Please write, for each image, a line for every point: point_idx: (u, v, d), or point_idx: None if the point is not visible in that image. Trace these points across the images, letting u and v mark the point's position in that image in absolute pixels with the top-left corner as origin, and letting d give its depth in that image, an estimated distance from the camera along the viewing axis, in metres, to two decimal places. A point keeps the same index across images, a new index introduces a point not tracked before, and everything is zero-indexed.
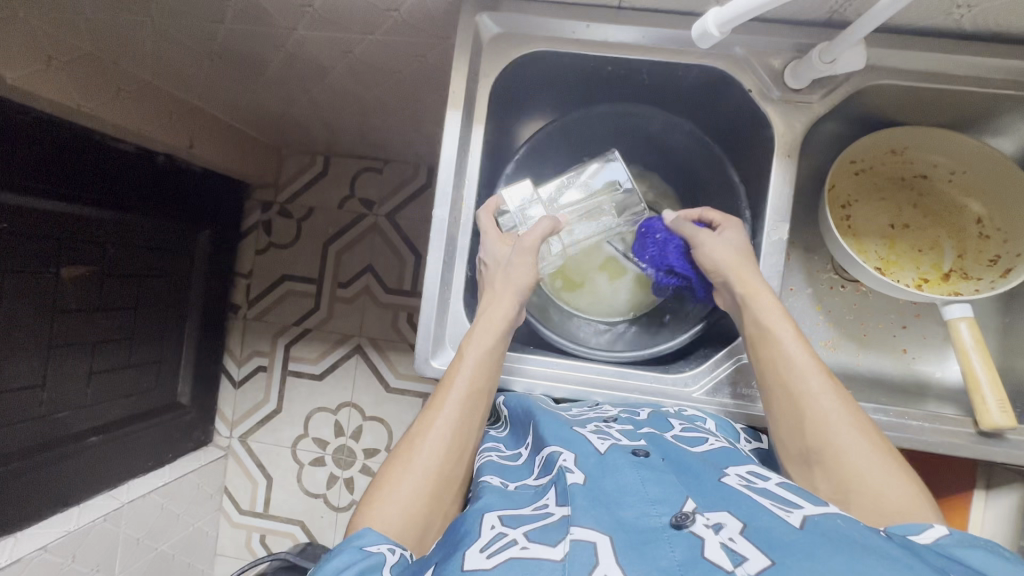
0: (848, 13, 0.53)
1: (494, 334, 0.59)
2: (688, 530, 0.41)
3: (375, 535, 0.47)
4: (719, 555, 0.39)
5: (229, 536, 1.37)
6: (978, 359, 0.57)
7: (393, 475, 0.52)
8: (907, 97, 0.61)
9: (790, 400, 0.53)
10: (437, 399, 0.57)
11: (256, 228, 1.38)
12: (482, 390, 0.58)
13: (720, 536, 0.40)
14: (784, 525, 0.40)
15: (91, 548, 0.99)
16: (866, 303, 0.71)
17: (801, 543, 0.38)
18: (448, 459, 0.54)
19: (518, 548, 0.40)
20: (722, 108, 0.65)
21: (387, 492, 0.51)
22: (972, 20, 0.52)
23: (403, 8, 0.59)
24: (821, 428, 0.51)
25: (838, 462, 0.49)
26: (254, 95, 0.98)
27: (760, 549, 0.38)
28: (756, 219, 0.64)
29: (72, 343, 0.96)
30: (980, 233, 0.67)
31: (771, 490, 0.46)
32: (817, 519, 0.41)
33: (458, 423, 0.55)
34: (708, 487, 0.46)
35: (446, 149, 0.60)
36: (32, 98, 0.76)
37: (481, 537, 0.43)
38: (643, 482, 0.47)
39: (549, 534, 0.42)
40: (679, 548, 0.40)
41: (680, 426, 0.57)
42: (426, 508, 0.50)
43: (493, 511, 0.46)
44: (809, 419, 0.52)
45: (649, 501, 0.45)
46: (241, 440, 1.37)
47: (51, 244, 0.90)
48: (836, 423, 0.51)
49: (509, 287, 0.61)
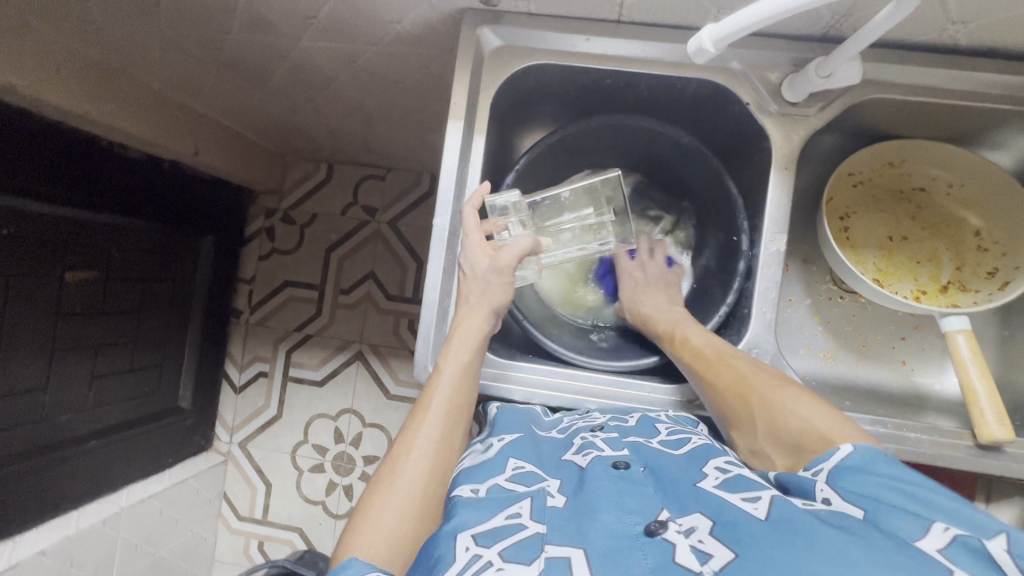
0: (844, 28, 0.54)
1: (471, 349, 0.60)
2: (662, 537, 0.42)
3: (360, 563, 0.45)
4: (689, 557, 0.40)
5: (227, 541, 1.36)
6: (975, 371, 0.57)
7: (377, 500, 0.52)
8: (903, 111, 0.61)
9: (709, 383, 0.58)
10: (416, 419, 0.58)
11: (260, 235, 1.40)
12: (461, 409, 0.59)
13: (691, 539, 0.41)
14: (751, 520, 0.40)
15: (89, 553, 0.99)
16: (865, 314, 0.71)
17: (767, 535, 0.38)
18: (432, 480, 0.54)
19: (494, 570, 0.40)
20: (721, 120, 0.66)
21: (371, 518, 0.51)
22: (967, 36, 0.53)
23: (407, 19, 0.61)
24: (741, 397, 0.55)
25: (766, 419, 0.52)
26: (260, 103, 1.00)
27: (726, 544, 0.39)
28: (754, 230, 0.64)
29: (75, 347, 0.97)
30: (978, 246, 0.67)
31: (744, 477, 0.47)
32: (782, 509, 0.41)
33: (440, 441, 0.57)
34: (682, 493, 0.47)
35: (447, 159, 0.61)
36: (41, 107, 0.77)
37: (456, 562, 0.43)
38: (622, 494, 0.47)
39: (525, 552, 0.42)
40: (651, 554, 0.41)
41: (666, 430, 0.57)
42: (412, 530, 0.51)
43: (464, 530, 0.45)
44: (733, 392, 0.55)
45: (627, 510, 0.45)
46: (241, 445, 1.37)
47: (57, 249, 0.91)
48: (752, 384, 0.54)
49: (479, 305, 0.62)
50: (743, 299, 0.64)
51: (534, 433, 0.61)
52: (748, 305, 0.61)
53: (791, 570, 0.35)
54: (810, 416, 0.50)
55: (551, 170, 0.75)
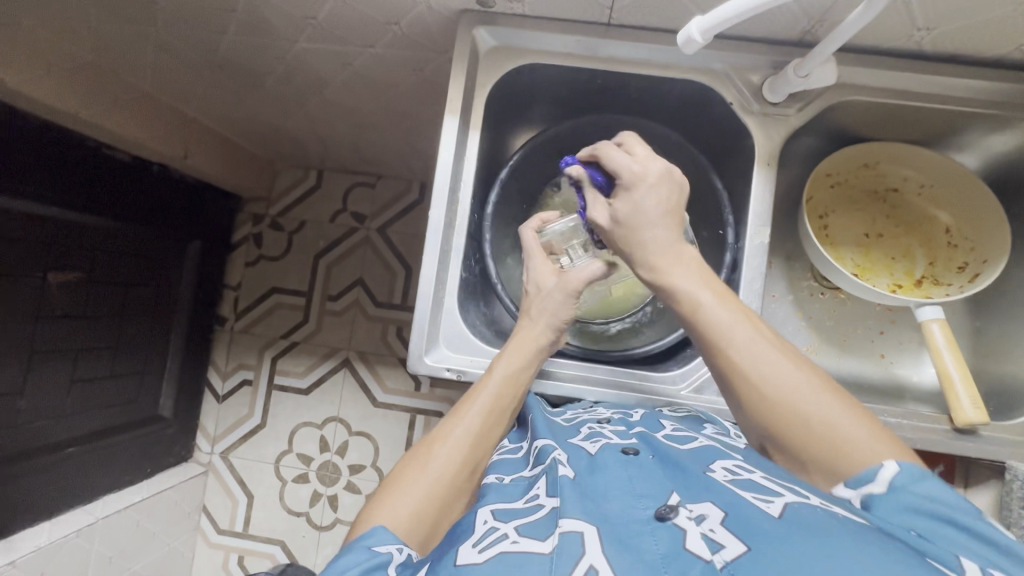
0: (818, 33, 0.58)
1: (523, 354, 0.61)
2: (671, 522, 0.43)
3: (384, 534, 0.47)
4: (699, 545, 0.40)
5: (205, 557, 1.32)
6: (950, 357, 0.60)
7: (407, 474, 0.53)
8: (876, 113, 0.65)
9: (727, 362, 0.48)
10: (461, 407, 0.58)
11: (247, 241, 1.39)
12: (505, 409, 0.59)
13: (701, 527, 0.42)
14: (763, 516, 0.41)
15: (61, 567, 0.95)
16: (845, 310, 0.73)
17: (779, 530, 0.39)
18: (463, 469, 0.54)
19: (508, 542, 0.43)
20: (707, 120, 0.69)
21: (399, 494, 0.51)
22: (932, 43, 0.57)
23: (404, 21, 0.63)
24: (785, 414, 0.45)
25: (796, 421, 0.45)
26: (251, 107, 1.00)
27: (737, 537, 0.40)
28: (739, 224, 0.66)
29: (54, 351, 0.94)
30: (948, 242, 0.70)
31: (753, 481, 0.47)
32: (796, 507, 0.42)
33: (480, 433, 0.57)
34: (693, 480, 0.48)
35: (442, 153, 0.62)
36: (31, 103, 0.77)
37: (473, 533, 0.46)
38: (630, 479, 0.49)
39: (539, 529, 0.44)
40: (662, 541, 0.42)
41: (671, 426, 0.59)
42: (436, 510, 0.50)
43: (486, 508, 0.49)
44: (775, 405, 0.46)
45: (636, 495, 0.47)
46: (223, 456, 1.34)
47: (44, 251, 0.89)
48: (803, 393, 0.45)
49: (533, 311, 0.64)
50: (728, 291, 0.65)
51: (543, 412, 0.65)
52: (735, 296, 0.64)
53: (800, 566, 0.36)
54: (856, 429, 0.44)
55: (542, 170, 0.76)
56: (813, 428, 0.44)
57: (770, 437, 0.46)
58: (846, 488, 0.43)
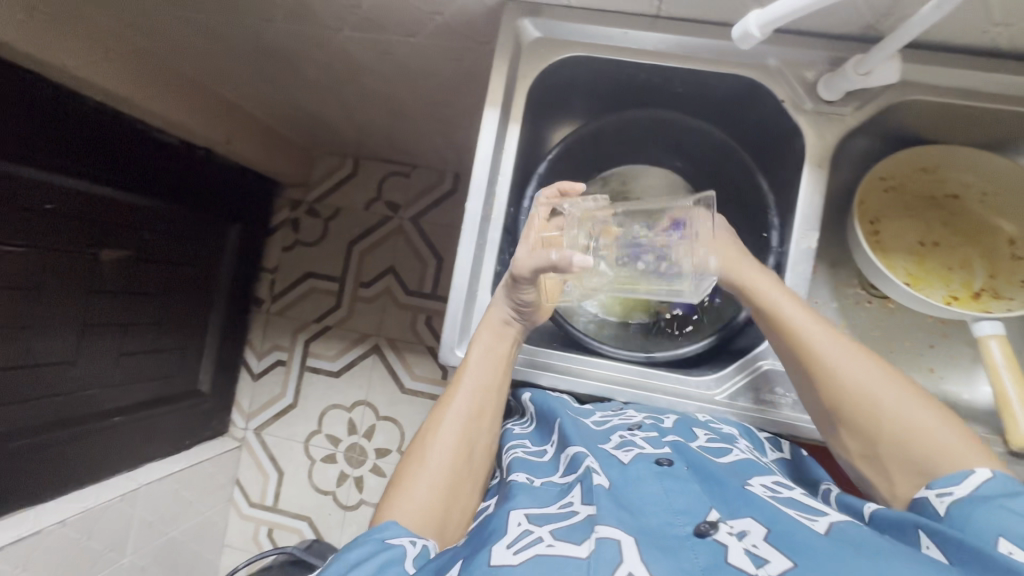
0: (882, 28, 0.55)
1: (499, 336, 0.62)
2: (712, 538, 0.43)
3: (397, 528, 0.50)
4: (742, 559, 0.41)
5: (237, 528, 1.37)
6: (1008, 376, 0.57)
7: (408, 472, 0.56)
8: (939, 115, 0.62)
9: (807, 366, 0.55)
10: (448, 396, 0.61)
11: (285, 225, 1.42)
12: (491, 390, 0.61)
13: (743, 543, 0.42)
14: (809, 532, 0.42)
15: (107, 527, 1.00)
16: (894, 319, 0.70)
17: (828, 547, 0.40)
18: (459, 460, 0.57)
19: (544, 545, 0.43)
20: (754, 117, 0.66)
21: (403, 490, 0.54)
22: (1008, 39, 0.54)
23: (447, 11, 0.62)
24: (859, 412, 0.51)
25: (872, 418, 0.51)
26: (293, 94, 1.02)
27: (782, 551, 0.40)
28: (784, 228, 0.64)
29: (105, 324, 0.99)
30: (1012, 254, 0.67)
31: (795, 498, 0.47)
32: (842, 526, 0.42)
33: (469, 420, 0.60)
34: (731, 494, 0.48)
35: (482, 145, 0.62)
36: (91, 89, 0.81)
37: (507, 534, 0.45)
38: (668, 493, 0.48)
39: (575, 533, 0.45)
40: (702, 554, 0.42)
41: (705, 437, 0.57)
42: (441, 503, 0.54)
43: (519, 509, 0.49)
44: (848, 401, 0.52)
45: (673, 510, 0.47)
46: (256, 432, 1.39)
47: (98, 227, 0.93)
48: (876, 392, 0.51)
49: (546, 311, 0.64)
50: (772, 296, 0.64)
51: (572, 415, 0.62)
52: None
53: None
54: (938, 431, 0.48)
55: (580, 165, 0.75)
56: (888, 422, 0.50)
57: (848, 429, 0.52)
58: (928, 490, 0.46)
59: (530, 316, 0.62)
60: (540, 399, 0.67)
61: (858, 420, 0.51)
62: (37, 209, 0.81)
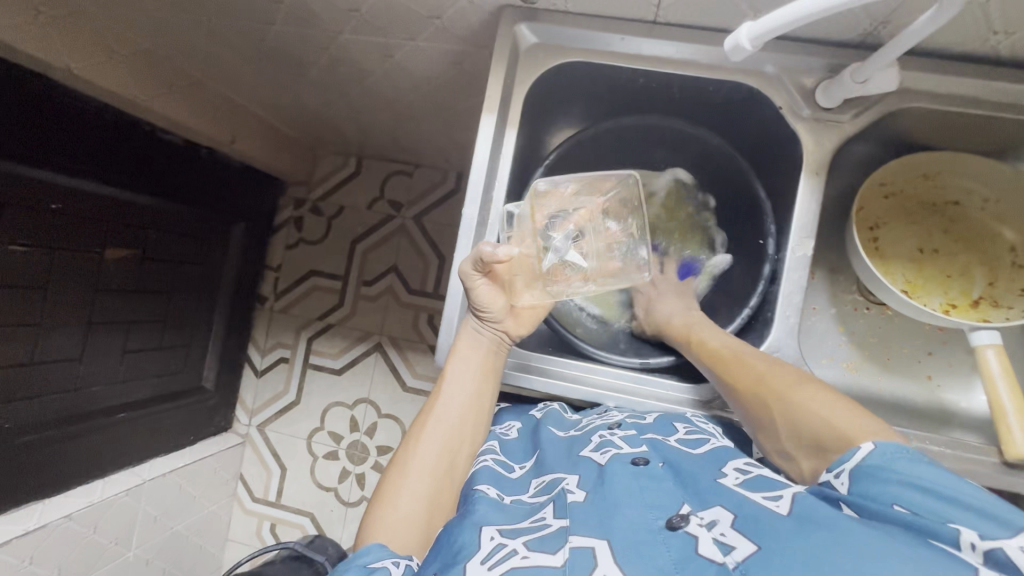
0: (881, 34, 0.54)
1: (479, 347, 0.63)
2: (683, 530, 0.44)
3: (379, 551, 0.49)
4: (711, 548, 0.42)
5: (241, 522, 1.39)
6: (1005, 387, 0.56)
7: (391, 483, 0.57)
8: (940, 122, 0.61)
9: (723, 377, 0.59)
10: (427, 408, 0.62)
11: (288, 224, 1.43)
12: (471, 401, 0.63)
13: (713, 532, 0.43)
14: (771, 512, 0.43)
15: (112, 520, 1.01)
16: (892, 326, 0.70)
17: (792, 529, 0.40)
18: (440, 469, 0.58)
19: (519, 558, 0.43)
20: (753, 124, 0.66)
21: (386, 502, 0.55)
22: (1010, 45, 0.53)
23: (446, 16, 0.62)
24: (766, 411, 0.55)
25: (778, 414, 0.54)
26: (296, 95, 1.02)
27: (748, 537, 0.41)
28: (781, 235, 0.64)
29: (112, 322, 1.01)
30: (1013, 262, 0.66)
31: (764, 481, 0.48)
32: (804, 496, 0.44)
33: (452, 430, 0.61)
34: (703, 489, 0.48)
35: (479, 149, 0.62)
36: (96, 91, 0.82)
37: (480, 550, 0.45)
38: (642, 489, 0.49)
39: (548, 543, 0.44)
40: (674, 549, 0.42)
41: (684, 429, 0.58)
42: (422, 513, 0.55)
43: (491, 525, 0.49)
44: (758, 403, 0.56)
45: (646, 505, 0.47)
46: (260, 429, 1.40)
47: (102, 227, 0.94)
48: (776, 391, 0.55)
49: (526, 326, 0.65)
50: (766, 302, 0.65)
51: (551, 436, 0.64)
52: (772, 310, 0.62)
53: (813, 557, 0.38)
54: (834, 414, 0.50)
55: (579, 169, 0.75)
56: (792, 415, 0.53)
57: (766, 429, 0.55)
58: (828, 474, 0.47)
59: (498, 322, 0.63)
60: (527, 427, 0.69)
61: (771, 418, 0.54)
62: (42, 207, 0.82)
